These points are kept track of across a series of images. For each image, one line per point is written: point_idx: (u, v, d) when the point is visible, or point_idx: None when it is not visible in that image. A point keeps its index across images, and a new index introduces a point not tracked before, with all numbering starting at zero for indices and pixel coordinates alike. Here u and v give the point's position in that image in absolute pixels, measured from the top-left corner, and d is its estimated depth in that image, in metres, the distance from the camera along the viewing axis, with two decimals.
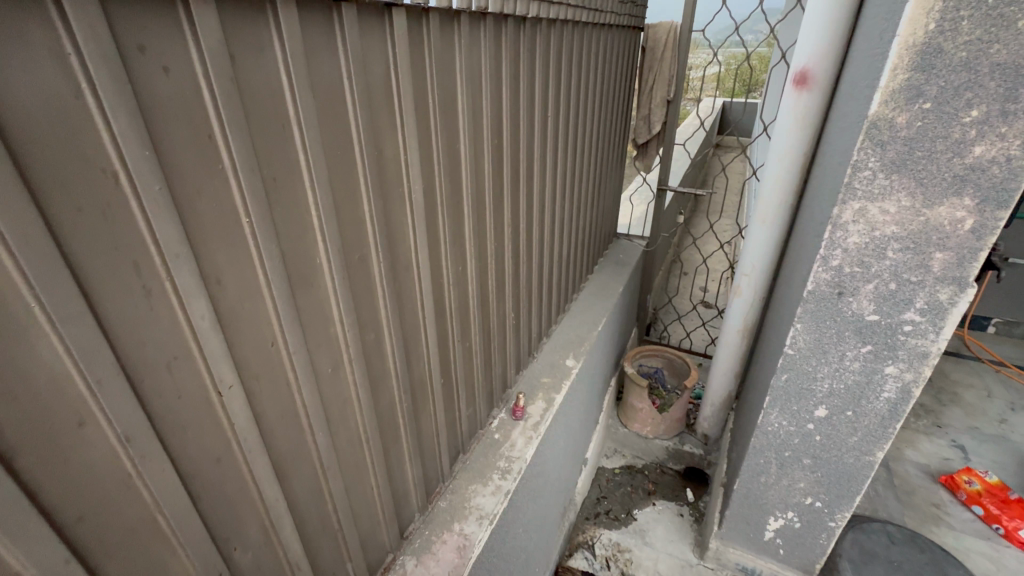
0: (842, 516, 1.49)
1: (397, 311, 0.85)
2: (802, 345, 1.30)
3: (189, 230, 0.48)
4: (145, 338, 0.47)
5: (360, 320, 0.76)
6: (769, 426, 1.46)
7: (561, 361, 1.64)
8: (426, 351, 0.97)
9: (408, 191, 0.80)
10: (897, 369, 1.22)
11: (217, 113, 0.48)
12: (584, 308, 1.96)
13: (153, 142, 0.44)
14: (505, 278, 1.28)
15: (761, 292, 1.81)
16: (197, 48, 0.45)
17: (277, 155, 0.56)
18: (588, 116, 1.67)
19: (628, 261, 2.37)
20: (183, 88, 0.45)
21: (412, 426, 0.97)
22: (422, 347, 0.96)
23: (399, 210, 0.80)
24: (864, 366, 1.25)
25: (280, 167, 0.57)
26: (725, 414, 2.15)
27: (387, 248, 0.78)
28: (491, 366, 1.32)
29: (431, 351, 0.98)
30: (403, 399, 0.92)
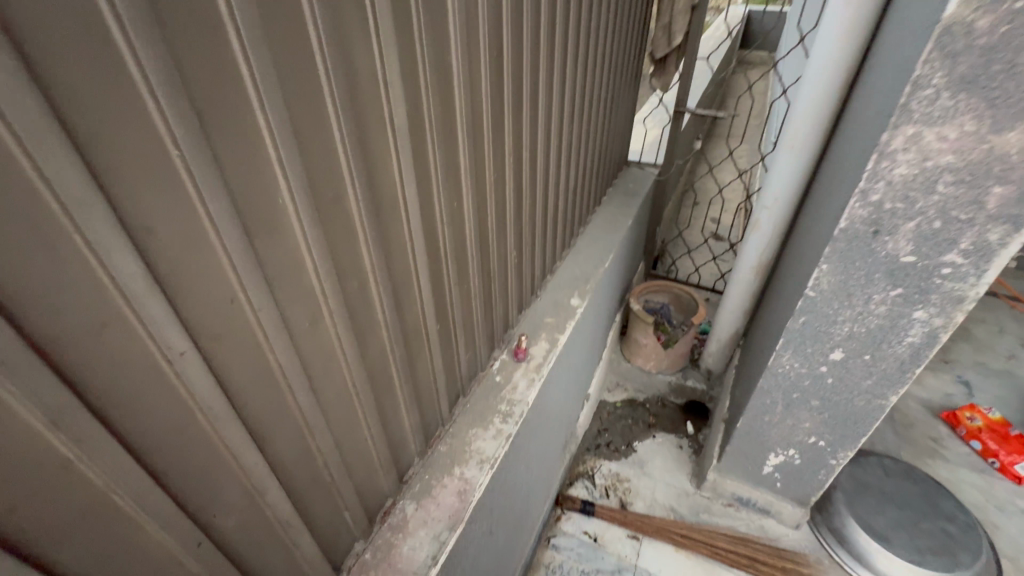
0: (844, 454, 1.49)
1: (383, 256, 0.75)
2: (825, 287, 1.21)
3: (98, 170, 0.38)
4: (59, 306, 0.38)
5: (340, 268, 0.67)
6: (779, 367, 1.42)
7: (565, 299, 1.57)
8: (419, 297, 0.89)
9: (388, 114, 0.68)
10: (926, 313, 1.13)
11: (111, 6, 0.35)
12: (590, 243, 1.85)
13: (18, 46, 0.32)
14: (505, 213, 1.16)
15: (782, 226, 1.69)
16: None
17: (211, 68, 0.44)
18: (602, 22, 1.45)
19: (638, 190, 2.21)
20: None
21: (406, 374, 0.92)
22: (415, 294, 0.87)
23: (379, 137, 0.67)
24: (891, 310, 1.17)
25: (216, 85, 0.45)
26: (731, 350, 2.11)
27: (366, 183, 0.67)
28: (491, 307, 1.24)
29: (425, 297, 0.90)
30: (395, 349, 0.85)
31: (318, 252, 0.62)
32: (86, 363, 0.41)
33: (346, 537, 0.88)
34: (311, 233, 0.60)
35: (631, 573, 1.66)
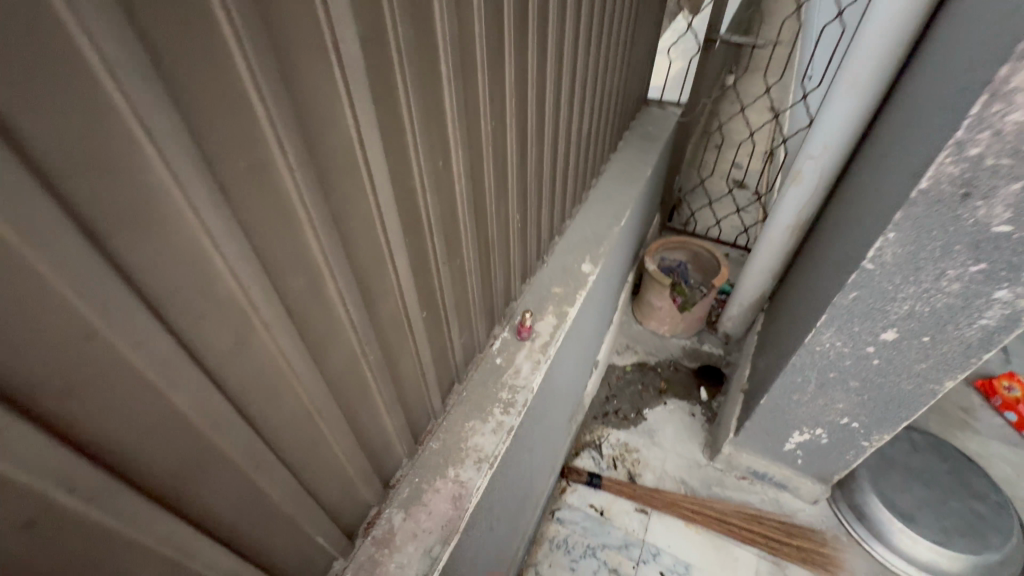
0: (879, 437, 1.36)
1: (339, 240, 0.56)
2: (887, 259, 1.02)
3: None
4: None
5: (270, 264, 0.48)
6: (816, 345, 1.25)
7: (575, 265, 1.38)
8: (396, 284, 0.70)
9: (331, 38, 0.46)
10: (1010, 294, 0.95)
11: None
12: (604, 197, 1.63)
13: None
14: (505, 170, 0.95)
15: (829, 179, 1.46)
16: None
17: None
18: None
19: (659, 134, 1.95)
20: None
21: (386, 374, 0.75)
22: (390, 281, 0.69)
23: (321, 78, 0.46)
24: (966, 288, 0.98)
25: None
26: (753, 314, 1.94)
27: (302, 142, 0.47)
28: (490, 281, 1.06)
29: (404, 285, 0.72)
30: (366, 351, 0.68)
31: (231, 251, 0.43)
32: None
33: (321, 562, 0.76)
34: (214, 224, 0.41)
35: (638, 548, 1.60)
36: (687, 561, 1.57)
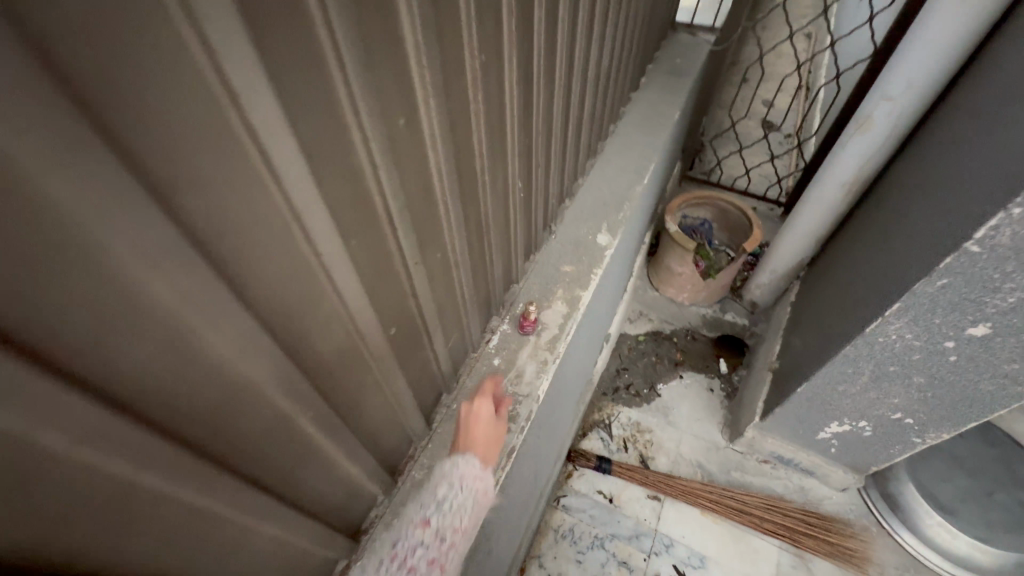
0: (935, 435, 1.18)
1: (214, 270, 0.33)
2: (1002, 243, 0.78)
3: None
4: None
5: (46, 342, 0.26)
6: (879, 337, 1.04)
7: (589, 236, 1.14)
8: (341, 309, 0.48)
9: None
10: None
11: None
12: (624, 148, 1.35)
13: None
14: (504, 127, 0.70)
15: (906, 127, 1.17)
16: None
17: None
18: None
19: (689, 67, 1.63)
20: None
21: (338, 421, 0.55)
22: (331, 308, 0.46)
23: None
24: None
25: None
26: (786, 282, 1.71)
27: (75, 107, 0.23)
28: (485, 270, 0.84)
29: (353, 308, 0.50)
30: (297, 409, 0.47)
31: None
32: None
33: None
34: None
35: (650, 539, 1.49)
36: (703, 553, 1.46)
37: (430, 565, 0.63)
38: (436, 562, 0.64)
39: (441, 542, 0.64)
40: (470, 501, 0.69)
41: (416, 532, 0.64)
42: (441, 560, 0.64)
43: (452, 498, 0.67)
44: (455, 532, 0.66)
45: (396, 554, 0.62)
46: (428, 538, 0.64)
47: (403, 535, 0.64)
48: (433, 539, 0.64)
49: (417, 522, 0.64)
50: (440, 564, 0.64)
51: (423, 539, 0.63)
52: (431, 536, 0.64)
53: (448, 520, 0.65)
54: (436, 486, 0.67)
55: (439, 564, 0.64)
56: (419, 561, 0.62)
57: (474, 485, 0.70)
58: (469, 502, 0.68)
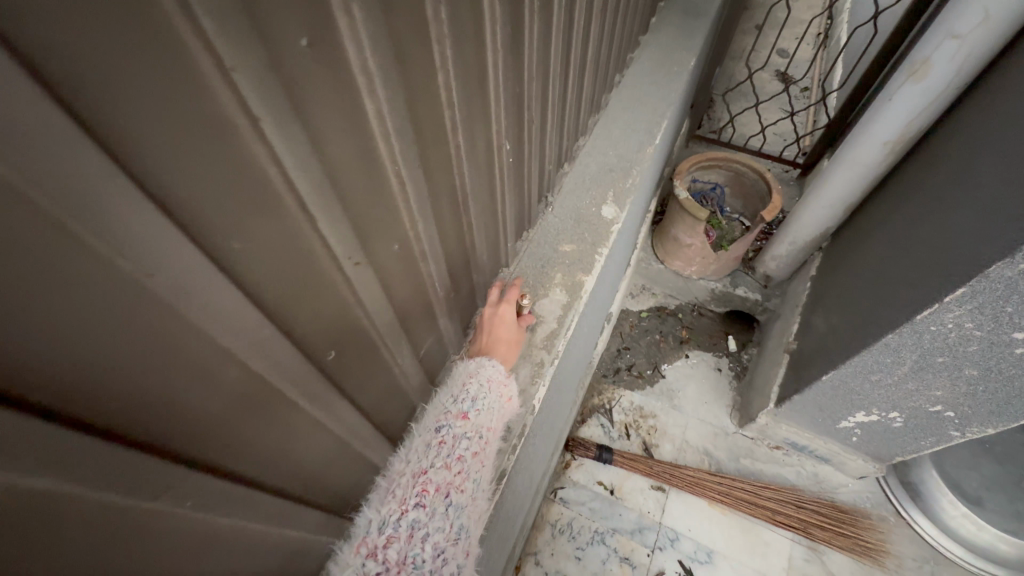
0: (977, 429, 1.05)
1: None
2: None
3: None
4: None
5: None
6: (931, 325, 0.89)
7: (592, 208, 0.96)
8: (220, 348, 0.31)
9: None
10: None
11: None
12: (632, 102, 1.15)
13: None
14: (486, 71, 0.51)
15: (969, 73, 0.98)
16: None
17: None
18: None
19: (706, 5, 1.40)
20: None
21: (239, 492, 0.39)
22: (194, 350, 0.29)
23: None
24: None
25: None
26: (806, 254, 1.55)
27: None
28: (465, 259, 0.67)
29: (241, 344, 0.32)
30: (155, 501, 0.31)
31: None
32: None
33: None
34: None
35: (654, 533, 1.39)
36: (710, 548, 1.37)
37: (475, 454, 0.62)
38: (478, 452, 0.62)
39: (481, 436, 0.63)
40: (501, 402, 0.68)
41: (458, 423, 0.62)
42: (482, 452, 0.63)
43: (484, 397, 0.66)
44: (491, 429, 0.65)
45: (442, 438, 0.61)
46: (470, 430, 0.62)
47: (443, 422, 0.62)
48: (474, 431, 0.62)
49: (457, 413, 0.62)
50: (481, 454, 0.63)
51: (465, 430, 0.62)
52: (472, 429, 0.62)
53: (484, 416, 0.64)
54: (467, 383, 0.66)
55: (481, 454, 0.62)
56: (465, 447, 0.61)
57: (503, 388, 0.69)
58: (499, 403, 0.67)
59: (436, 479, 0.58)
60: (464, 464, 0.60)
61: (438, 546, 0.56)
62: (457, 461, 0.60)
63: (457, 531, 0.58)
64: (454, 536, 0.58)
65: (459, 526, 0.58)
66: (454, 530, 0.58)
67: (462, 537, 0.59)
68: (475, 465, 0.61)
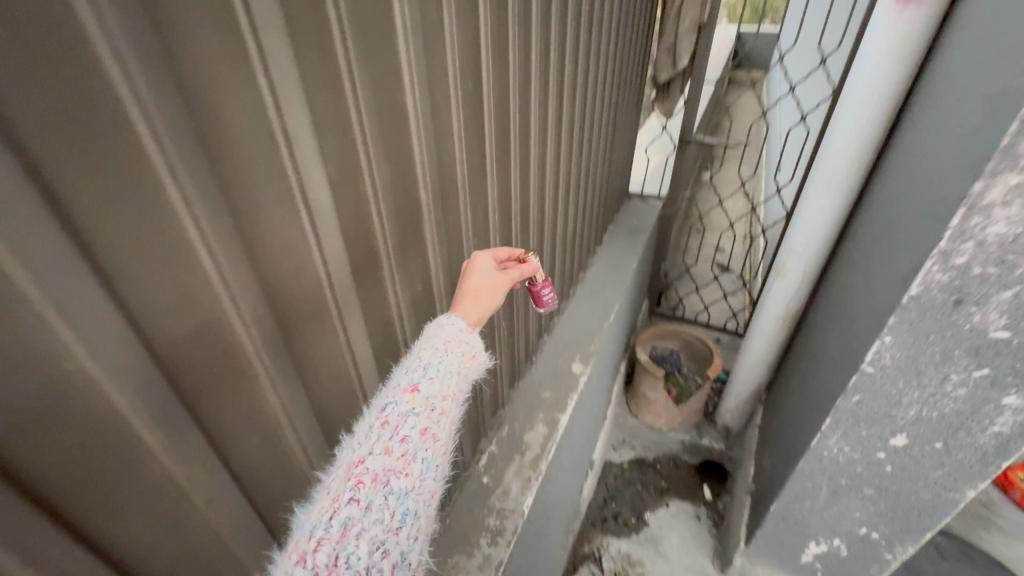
0: (903, 550, 1.24)
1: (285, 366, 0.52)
2: (887, 364, 0.98)
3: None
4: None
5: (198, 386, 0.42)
6: (824, 451, 1.17)
7: (565, 366, 1.33)
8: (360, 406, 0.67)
9: (282, 132, 0.44)
10: (1020, 400, 0.91)
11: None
12: (593, 291, 1.62)
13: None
14: None
15: (813, 272, 1.46)
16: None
17: None
18: (602, 49, 1.27)
19: (644, 225, 2.00)
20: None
21: None
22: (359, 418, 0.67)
23: (279, 236, 0.47)
24: (973, 393, 0.94)
25: None
26: (753, 406, 1.87)
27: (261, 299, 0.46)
28: (476, 391, 1.03)
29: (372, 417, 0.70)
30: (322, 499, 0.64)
31: (119, 366, 0.35)
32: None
33: None
34: (92, 331, 0.33)
35: None
36: None
37: (425, 431, 0.53)
38: (429, 430, 0.54)
39: (432, 410, 0.55)
40: (462, 366, 0.60)
41: (405, 397, 0.54)
42: (434, 427, 0.54)
43: (439, 363, 0.58)
44: (446, 401, 0.56)
45: (386, 417, 0.52)
46: (418, 405, 0.54)
47: (389, 399, 0.54)
48: (424, 405, 0.54)
49: (405, 387, 0.54)
50: (433, 429, 0.54)
51: (413, 405, 0.53)
52: (421, 403, 0.54)
53: (436, 385, 0.56)
54: (419, 353, 0.58)
55: (432, 430, 0.54)
56: (411, 425, 0.52)
57: (463, 347, 0.61)
58: (459, 366, 0.60)
59: (374, 467, 0.49)
60: (409, 444, 0.51)
61: (376, 540, 0.46)
62: (401, 442, 0.51)
63: (401, 519, 0.49)
64: (397, 526, 0.48)
65: (405, 516, 0.49)
66: (398, 518, 0.48)
67: (409, 524, 0.49)
68: (424, 444, 0.53)
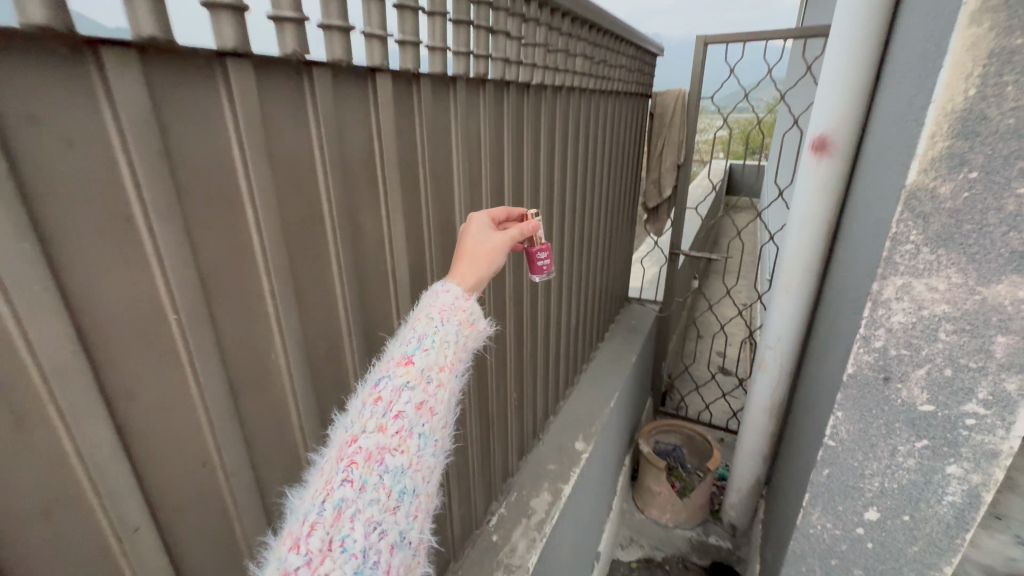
0: None
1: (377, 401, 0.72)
2: (843, 437, 1.07)
3: (60, 273, 0.35)
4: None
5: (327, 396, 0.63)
6: (809, 529, 1.22)
7: (569, 444, 1.49)
8: None
9: (394, 239, 0.70)
10: (961, 470, 0.97)
11: (120, 128, 0.37)
12: (596, 381, 1.82)
13: (9, 155, 0.32)
14: (505, 357, 1.21)
15: (790, 366, 1.63)
16: (82, 22, 0.33)
17: (228, 261, 0.47)
18: (596, 183, 1.64)
19: (642, 325, 2.24)
20: (80, 134, 0.35)
21: None
22: None
23: (382, 302, 0.70)
24: (920, 464, 1.01)
25: (229, 273, 0.47)
26: (755, 501, 1.91)
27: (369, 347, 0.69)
28: (490, 453, 1.20)
29: None
30: None
31: (299, 375, 0.57)
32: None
33: None
34: (299, 351, 0.57)
35: None
36: None
37: (420, 406, 0.55)
38: (425, 403, 0.55)
39: (427, 383, 0.56)
40: (459, 334, 0.61)
41: (399, 371, 0.55)
42: (430, 401, 0.56)
43: (436, 333, 0.59)
44: (443, 372, 0.57)
45: (379, 393, 0.54)
46: (413, 379, 0.55)
47: (384, 374, 0.56)
48: (418, 378, 0.55)
49: (400, 360, 0.56)
50: (428, 403, 0.55)
51: (407, 380, 0.55)
52: (415, 377, 0.55)
53: (431, 357, 0.57)
54: (415, 324, 0.60)
55: (428, 404, 0.55)
56: (405, 401, 0.54)
57: (460, 314, 0.62)
58: (457, 335, 0.60)
59: (367, 446, 0.51)
60: (403, 420, 0.53)
61: (371, 521, 0.49)
62: (395, 419, 0.53)
63: (398, 497, 0.52)
64: (393, 505, 0.51)
65: (402, 493, 0.52)
66: (394, 497, 0.51)
67: (406, 502, 0.52)
68: (420, 419, 0.54)
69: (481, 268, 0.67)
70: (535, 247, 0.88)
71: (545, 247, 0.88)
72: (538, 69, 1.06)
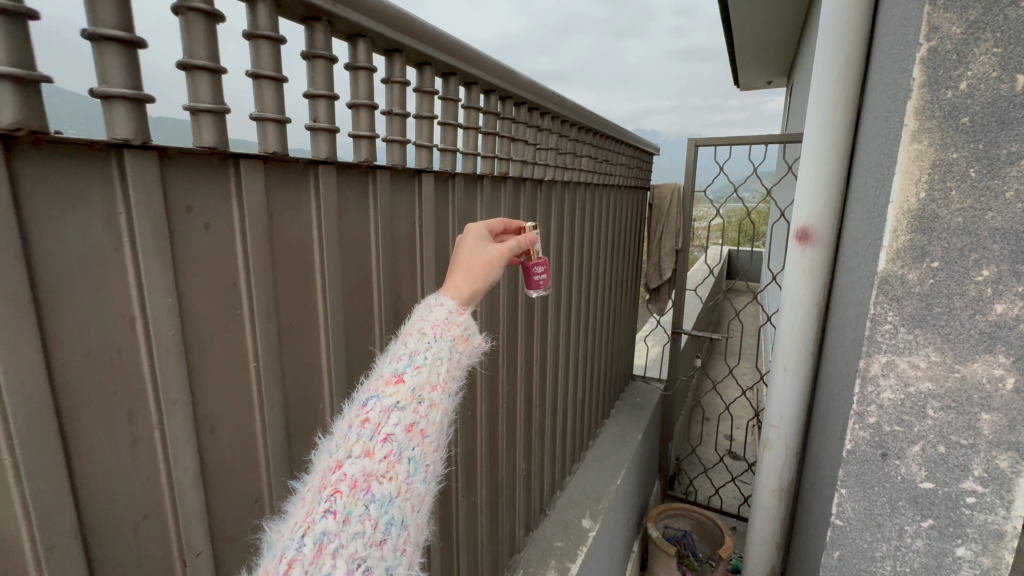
0: None
1: None
2: (846, 530, 0.85)
3: (185, 322, 0.45)
4: (99, 427, 0.40)
5: None
6: None
7: (575, 520, 1.48)
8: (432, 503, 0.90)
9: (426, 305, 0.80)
10: (971, 564, 0.76)
11: (241, 214, 0.49)
12: (602, 458, 1.82)
13: (170, 234, 0.43)
14: (514, 426, 1.27)
15: (795, 446, 1.62)
16: (232, 143, 0.46)
17: (298, 318, 0.57)
18: (600, 265, 1.78)
19: (647, 404, 2.27)
20: (216, 219, 0.47)
21: None
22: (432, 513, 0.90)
23: None
24: (930, 558, 0.79)
25: (298, 328, 0.57)
26: None
27: None
28: (498, 524, 1.21)
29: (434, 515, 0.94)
30: None
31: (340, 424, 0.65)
32: (92, 488, 0.40)
33: None
34: (342, 403, 0.65)
35: None
36: None
37: (410, 428, 0.53)
38: (415, 425, 0.54)
39: (418, 403, 0.55)
40: (453, 351, 0.60)
41: (389, 391, 0.54)
42: (420, 422, 0.54)
43: (427, 349, 0.58)
44: (434, 392, 0.56)
45: (367, 414, 0.53)
46: (402, 399, 0.54)
47: (373, 394, 0.54)
48: (408, 398, 0.54)
49: (389, 379, 0.55)
50: (420, 425, 0.54)
51: (396, 400, 0.54)
52: (405, 397, 0.54)
53: (422, 375, 0.56)
54: (405, 339, 0.59)
55: (419, 427, 0.54)
56: (394, 423, 0.53)
57: (453, 329, 0.61)
58: (450, 351, 0.60)
59: (353, 473, 0.50)
60: (391, 444, 0.52)
61: (355, 557, 0.48)
62: (383, 443, 0.52)
63: (384, 530, 0.50)
64: (379, 538, 0.50)
65: (388, 524, 0.51)
66: (380, 530, 0.50)
67: (393, 535, 0.51)
68: (410, 443, 0.53)
69: (477, 281, 0.67)
70: (531, 261, 0.95)
71: (541, 260, 0.95)
72: (549, 168, 1.23)
